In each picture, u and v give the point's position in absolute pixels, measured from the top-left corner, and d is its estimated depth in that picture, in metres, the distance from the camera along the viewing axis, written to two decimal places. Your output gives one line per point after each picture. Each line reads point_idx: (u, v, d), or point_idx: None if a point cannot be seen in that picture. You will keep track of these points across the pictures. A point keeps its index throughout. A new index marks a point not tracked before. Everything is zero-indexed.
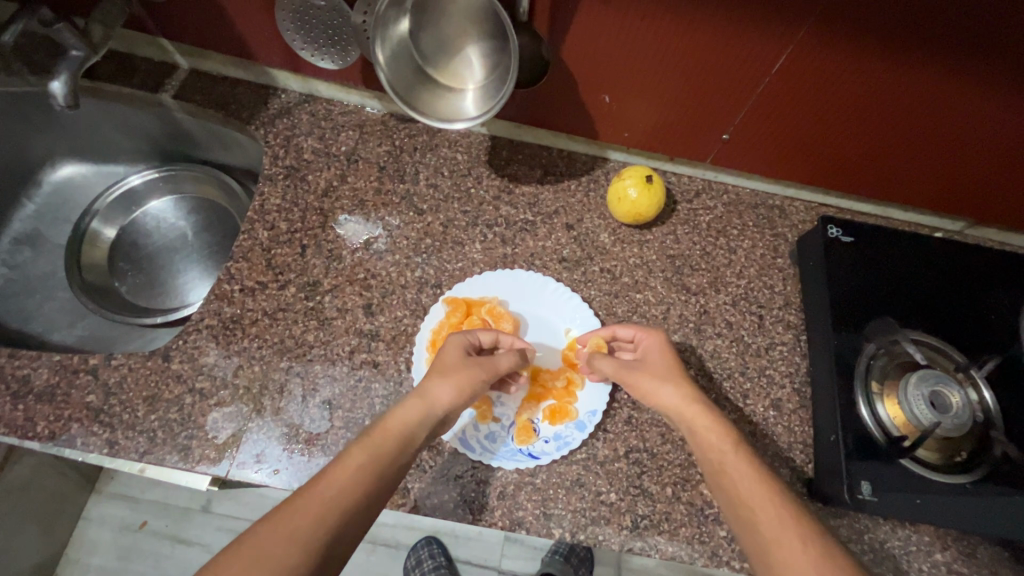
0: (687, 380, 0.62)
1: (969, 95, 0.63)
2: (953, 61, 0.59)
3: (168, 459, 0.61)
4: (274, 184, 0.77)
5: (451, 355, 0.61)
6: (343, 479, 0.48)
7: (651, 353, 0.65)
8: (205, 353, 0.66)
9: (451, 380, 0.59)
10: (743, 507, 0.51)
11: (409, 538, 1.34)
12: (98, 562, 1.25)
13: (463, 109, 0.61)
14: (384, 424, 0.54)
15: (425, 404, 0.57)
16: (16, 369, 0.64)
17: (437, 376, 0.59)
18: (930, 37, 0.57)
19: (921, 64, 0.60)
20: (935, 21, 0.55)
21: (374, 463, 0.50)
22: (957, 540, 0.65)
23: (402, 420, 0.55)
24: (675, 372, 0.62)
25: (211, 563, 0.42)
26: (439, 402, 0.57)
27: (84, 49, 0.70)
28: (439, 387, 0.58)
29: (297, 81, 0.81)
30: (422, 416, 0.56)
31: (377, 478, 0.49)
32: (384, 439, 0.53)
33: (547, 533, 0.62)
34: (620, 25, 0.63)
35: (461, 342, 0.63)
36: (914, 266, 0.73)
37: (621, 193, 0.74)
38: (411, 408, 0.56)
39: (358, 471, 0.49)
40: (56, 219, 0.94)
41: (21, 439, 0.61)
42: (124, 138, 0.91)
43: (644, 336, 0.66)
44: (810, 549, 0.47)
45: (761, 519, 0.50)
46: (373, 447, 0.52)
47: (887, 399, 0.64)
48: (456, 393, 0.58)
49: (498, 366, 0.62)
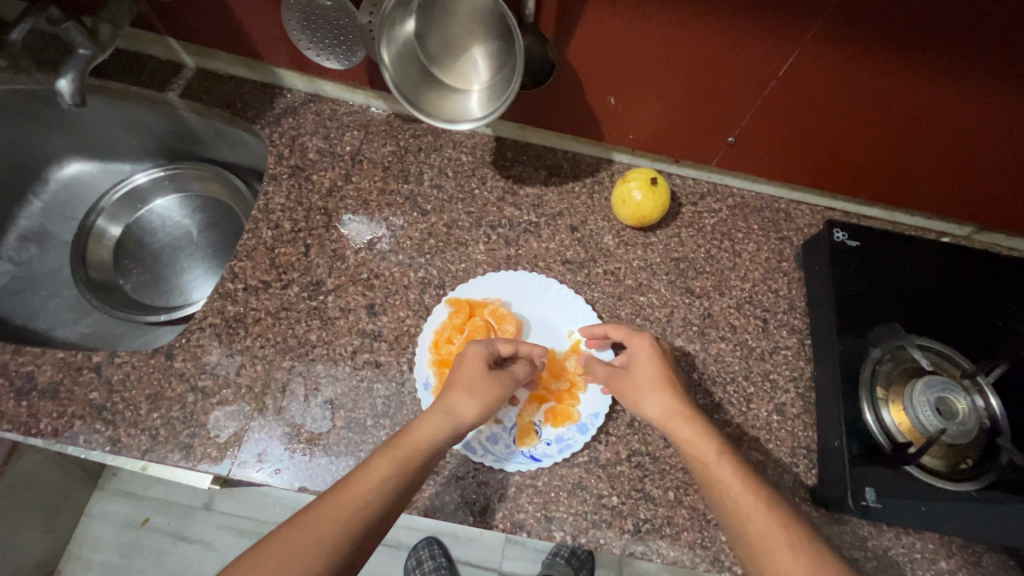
0: (676, 389, 0.61)
1: (973, 101, 0.63)
2: (956, 68, 0.59)
3: (171, 458, 0.61)
4: (279, 183, 0.77)
5: (474, 367, 0.60)
6: (367, 491, 0.49)
7: (637, 357, 0.63)
8: (208, 352, 0.66)
9: (477, 396, 0.58)
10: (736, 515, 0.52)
11: (410, 538, 1.34)
12: (101, 559, 1.26)
13: (467, 110, 0.62)
14: (410, 436, 0.54)
15: (448, 418, 0.56)
16: (20, 366, 0.64)
17: (462, 390, 0.58)
18: (934, 44, 0.57)
19: (925, 70, 0.60)
20: (939, 29, 0.55)
21: (398, 475, 0.51)
22: (962, 548, 0.65)
23: (428, 433, 0.54)
24: (663, 377, 0.61)
25: (239, 560, 0.44)
26: (466, 416, 0.57)
27: (91, 48, 0.70)
28: (465, 402, 0.57)
29: (302, 81, 0.81)
30: (448, 432, 0.55)
31: (400, 491, 0.50)
32: (410, 452, 0.52)
33: (548, 536, 0.61)
34: (626, 27, 0.63)
35: (483, 350, 0.61)
36: (920, 271, 0.72)
37: (625, 195, 0.74)
38: (435, 420, 0.55)
39: (383, 484, 0.49)
40: (62, 216, 0.94)
41: (24, 435, 0.61)
42: (131, 137, 0.91)
43: (635, 337, 0.64)
44: (797, 555, 0.48)
45: (753, 525, 0.51)
46: (399, 459, 0.52)
47: (893, 404, 0.63)
48: (478, 409, 0.58)
49: (517, 376, 0.62)
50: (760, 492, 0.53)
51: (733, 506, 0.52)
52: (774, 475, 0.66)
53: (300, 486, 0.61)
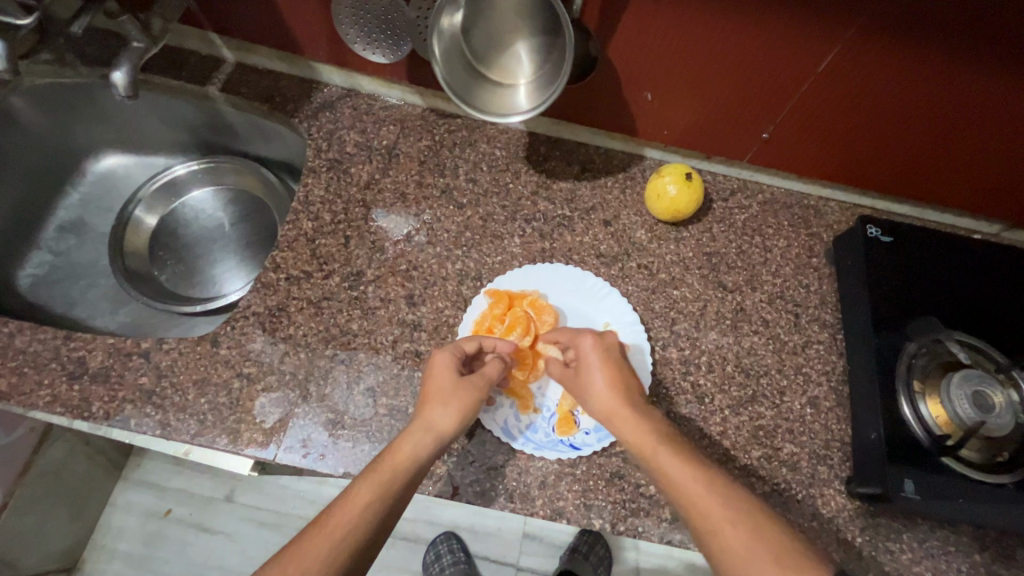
0: (625, 390, 0.61)
1: (1010, 98, 0.63)
2: (995, 67, 0.59)
3: (218, 442, 0.62)
4: (318, 176, 0.78)
5: (443, 377, 0.61)
6: (349, 517, 0.50)
7: (586, 361, 0.63)
8: (252, 340, 0.68)
9: (452, 406, 0.60)
10: (689, 503, 0.52)
11: (429, 532, 1.35)
12: (125, 548, 1.28)
13: (514, 103, 0.62)
14: (391, 456, 0.55)
15: (426, 432, 0.57)
16: (72, 351, 0.66)
17: (436, 401, 0.60)
18: (972, 42, 0.58)
19: (962, 69, 0.61)
20: (976, 28, 0.56)
21: (381, 497, 0.52)
22: (995, 541, 0.65)
23: (409, 451, 0.56)
24: (614, 378, 0.62)
25: None
26: (444, 428, 0.58)
27: (144, 42, 0.72)
28: (442, 414, 0.59)
29: (340, 76, 0.82)
30: (429, 445, 0.57)
31: (382, 516, 0.51)
32: (390, 472, 0.54)
33: (587, 523, 0.62)
34: (667, 22, 0.64)
35: (450, 358, 0.63)
36: (952, 266, 0.73)
37: (660, 190, 0.75)
38: (413, 436, 0.57)
39: (366, 508, 0.51)
40: (99, 208, 0.96)
41: (75, 419, 0.63)
42: (169, 131, 0.93)
43: (580, 338, 0.65)
44: (742, 533, 0.50)
45: (709, 518, 0.51)
46: (380, 483, 0.53)
47: (930, 398, 0.63)
48: (455, 417, 0.59)
49: (490, 377, 0.63)
50: (711, 480, 0.54)
51: (678, 489, 0.53)
52: (808, 467, 0.67)
53: (344, 472, 0.62)
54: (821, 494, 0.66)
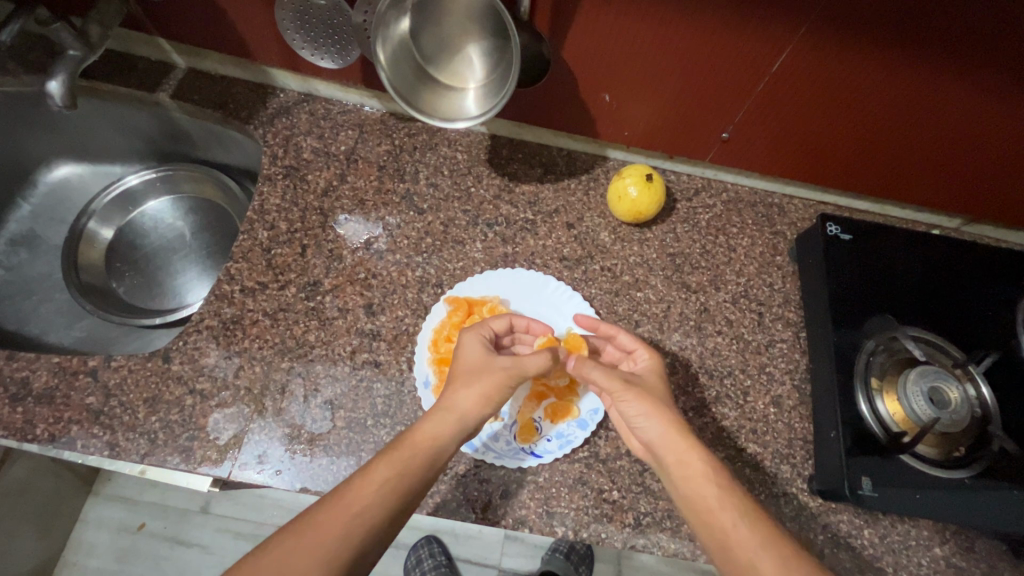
0: (663, 405, 0.60)
1: (983, 99, 0.63)
2: (969, 68, 0.60)
3: (170, 461, 0.61)
4: (273, 184, 0.76)
5: (475, 354, 0.63)
6: (370, 494, 0.50)
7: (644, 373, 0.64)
8: (206, 354, 0.66)
9: (474, 388, 0.60)
10: (683, 481, 0.56)
11: (410, 537, 1.34)
12: (96, 564, 1.24)
13: (464, 108, 0.62)
14: (411, 436, 0.56)
15: (447, 409, 0.58)
16: (15, 371, 0.64)
17: (463, 381, 0.61)
18: (950, 44, 0.58)
19: (937, 70, 0.61)
20: (953, 29, 0.56)
21: (400, 475, 0.52)
22: (956, 534, 0.66)
23: (429, 432, 0.56)
24: (653, 404, 0.60)
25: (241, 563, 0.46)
26: (467, 412, 0.58)
27: (79, 49, 0.69)
28: (465, 392, 0.59)
29: (295, 80, 0.81)
30: (451, 424, 0.57)
31: (403, 495, 0.52)
32: (413, 452, 0.54)
33: (550, 531, 0.62)
34: (623, 22, 0.63)
35: (480, 337, 0.65)
36: (909, 263, 0.74)
37: (621, 192, 0.74)
38: (435, 418, 0.57)
39: (383, 486, 0.51)
40: (51, 219, 0.93)
41: (20, 442, 0.61)
42: (123, 139, 0.90)
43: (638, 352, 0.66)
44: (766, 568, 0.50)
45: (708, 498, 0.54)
46: (399, 460, 0.53)
47: (886, 394, 0.64)
48: (479, 402, 0.59)
49: (523, 367, 0.62)
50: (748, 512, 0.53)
51: (708, 524, 0.53)
52: (772, 466, 0.67)
53: (301, 487, 0.60)
54: (784, 493, 0.66)
